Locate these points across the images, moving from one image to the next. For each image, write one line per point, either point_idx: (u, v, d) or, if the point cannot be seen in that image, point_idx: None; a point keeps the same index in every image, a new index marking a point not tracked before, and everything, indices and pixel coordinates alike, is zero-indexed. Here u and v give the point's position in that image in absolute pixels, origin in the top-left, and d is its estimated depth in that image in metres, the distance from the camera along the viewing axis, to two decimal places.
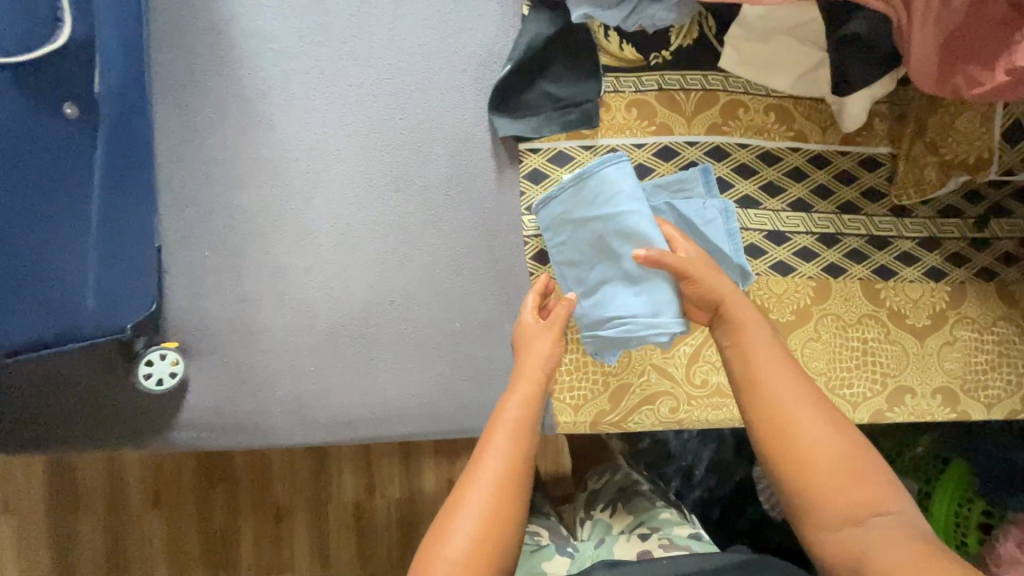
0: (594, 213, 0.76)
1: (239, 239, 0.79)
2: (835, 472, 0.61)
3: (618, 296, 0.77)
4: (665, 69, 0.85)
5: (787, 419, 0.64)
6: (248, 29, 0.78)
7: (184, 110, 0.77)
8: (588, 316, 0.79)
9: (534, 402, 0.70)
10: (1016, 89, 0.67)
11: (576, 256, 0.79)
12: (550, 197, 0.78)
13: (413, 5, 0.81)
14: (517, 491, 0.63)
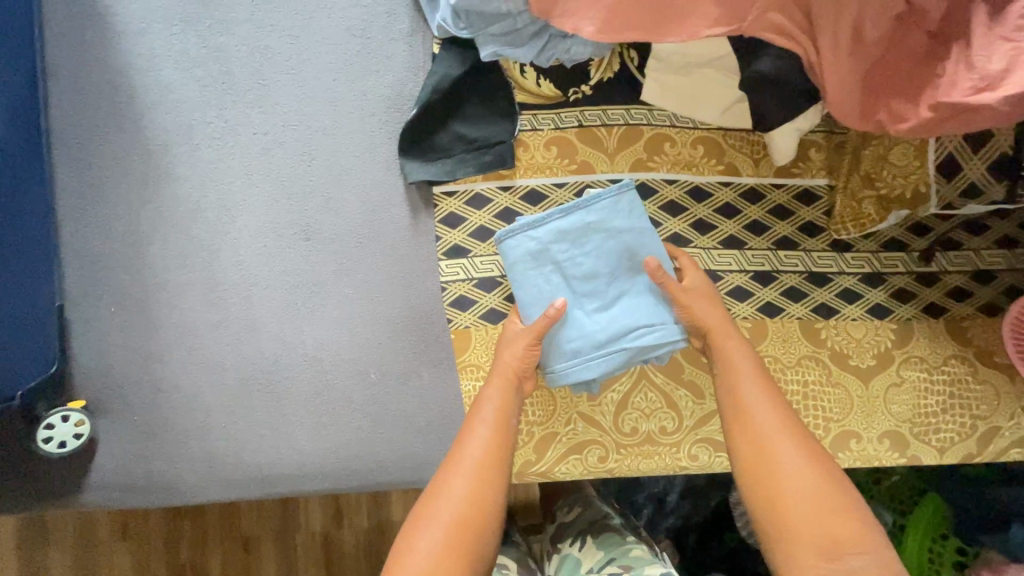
0: (625, 227, 0.73)
1: (146, 293, 0.78)
2: (810, 504, 0.60)
3: (637, 312, 0.72)
4: (585, 105, 0.81)
5: (760, 450, 0.64)
6: (149, 81, 0.77)
7: (89, 167, 0.77)
8: (605, 331, 0.72)
9: (508, 412, 0.70)
10: (943, 127, 0.63)
11: (594, 267, 0.73)
12: (576, 205, 0.72)
13: (318, 50, 0.78)
14: (486, 506, 0.65)
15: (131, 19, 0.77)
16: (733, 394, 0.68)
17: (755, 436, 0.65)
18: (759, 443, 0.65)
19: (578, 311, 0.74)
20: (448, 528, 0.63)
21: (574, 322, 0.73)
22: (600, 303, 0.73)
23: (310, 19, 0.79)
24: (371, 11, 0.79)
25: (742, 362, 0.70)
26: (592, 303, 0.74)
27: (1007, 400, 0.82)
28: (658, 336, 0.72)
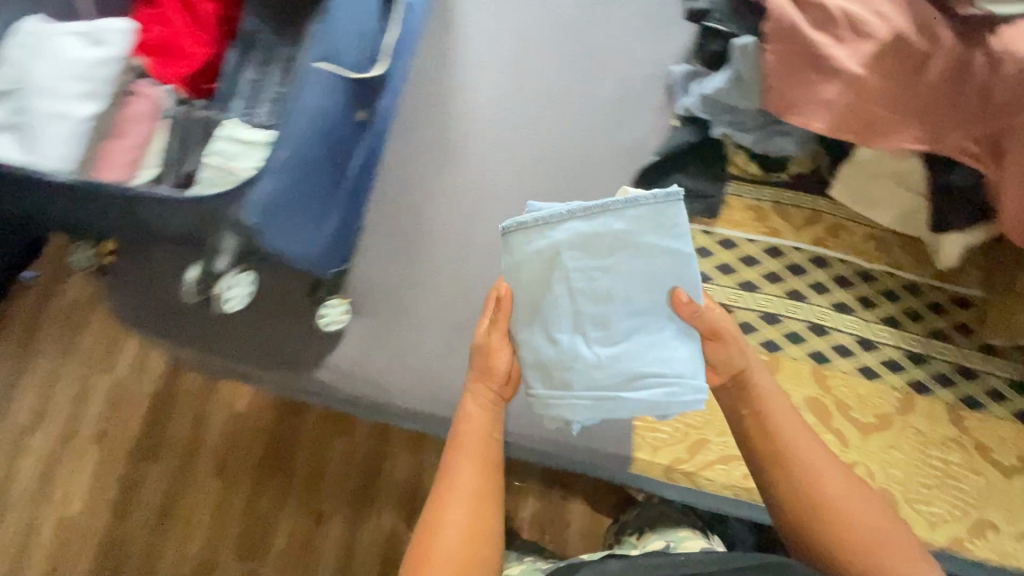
0: (654, 248, 0.72)
1: (417, 235, 1.01)
2: (873, 543, 0.67)
3: (648, 351, 0.74)
4: (782, 187, 1.03)
5: (820, 505, 0.70)
6: (468, 94, 1.07)
7: (408, 138, 1.05)
8: (603, 367, 0.74)
9: (490, 454, 0.78)
10: None
11: (608, 289, 0.73)
12: (601, 213, 0.71)
13: (590, 103, 1.07)
14: (484, 536, 0.71)
15: (468, 53, 1.09)
16: (751, 441, 0.76)
17: (809, 484, 0.71)
18: (808, 494, 0.71)
19: (575, 337, 0.74)
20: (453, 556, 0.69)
21: (573, 350, 0.74)
22: (601, 329, 0.74)
23: (590, 82, 1.08)
24: (634, 87, 1.08)
25: (785, 422, 0.75)
26: (594, 336, 0.74)
27: None
28: (669, 388, 0.74)
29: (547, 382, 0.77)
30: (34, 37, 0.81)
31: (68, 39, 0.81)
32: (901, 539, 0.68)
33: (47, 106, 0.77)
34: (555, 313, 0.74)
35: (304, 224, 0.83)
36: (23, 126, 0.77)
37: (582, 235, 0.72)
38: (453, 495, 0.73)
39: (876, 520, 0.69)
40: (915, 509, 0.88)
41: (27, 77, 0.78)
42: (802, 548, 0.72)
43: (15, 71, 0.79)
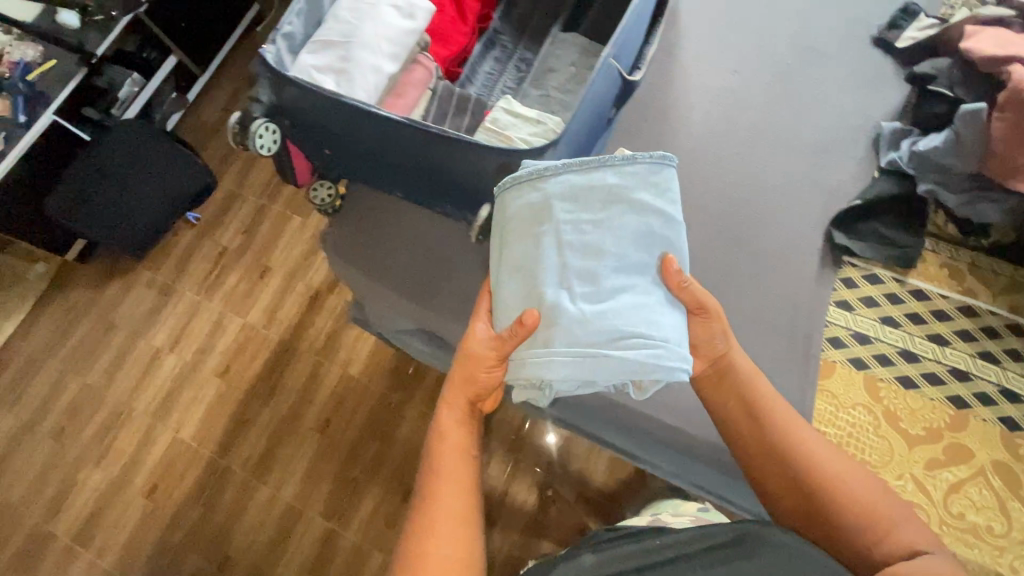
0: (633, 205, 0.80)
1: None
2: (851, 497, 0.74)
3: (631, 312, 0.76)
4: (981, 252, 1.05)
5: (815, 474, 0.76)
6: (682, 115, 1.16)
7: (622, 143, 1.14)
8: (585, 322, 0.76)
9: (467, 453, 0.82)
10: None
11: (587, 239, 0.79)
12: (592, 166, 0.81)
13: (795, 143, 1.14)
14: (457, 474, 0.79)
15: (687, 78, 1.19)
16: (749, 408, 0.81)
17: (786, 450, 0.78)
18: (800, 462, 0.77)
19: (562, 291, 0.78)
20: (448, 506, 0.76)
21: (556, 302, 0.77)
22: (580, 278, 0.78)
23: (797, 125, 1.16)
24: (840, 134, 1.14)
25: (718, 395, 0.85)
26: (582, 291, 0.78)
27: None
28: (652, 350, 0.75)
29: (530, 344, 0.78)
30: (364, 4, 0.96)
31: (390, 10, 0.95)
32: (902, 514, 0.73)
33: (370, 60, 0.91)
34: (547, 273, 0.79)
35: None
36: (348, 72, 0.90)
37: (571, 186, 0.81)
38: (451, 459, 0.80)
39: (857, 485, 0.75)
40: None
41: (356, 32, 0.92)
42: (799, 520, 0.77)
43: (346, 27, 0.93)
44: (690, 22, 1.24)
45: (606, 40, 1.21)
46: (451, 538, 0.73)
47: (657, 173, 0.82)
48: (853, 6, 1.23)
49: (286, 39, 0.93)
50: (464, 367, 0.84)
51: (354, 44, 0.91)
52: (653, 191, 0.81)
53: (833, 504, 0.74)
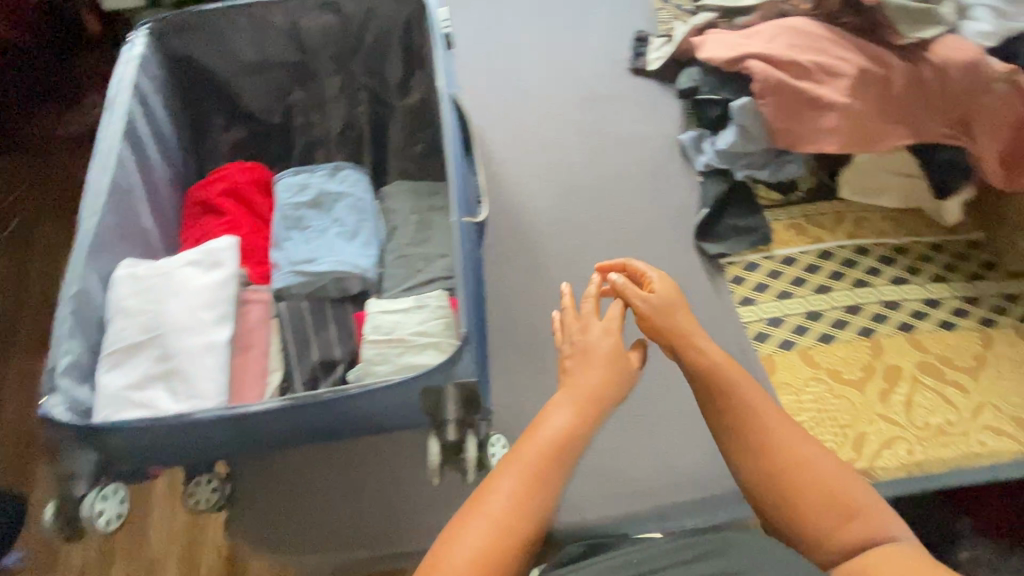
0: (338, 190, 1.03)
1: (541, 345, 1.05)
2: (768, 480, 0.62)
3: (321, 249, 0.97)
4: (804, 201, 1.22)
5: (751, 415, 0.65)
6: (527, 206, 1.17)
7: (491, 262, 1.12)
8: (289, 258, 0.96)
9: (540, 483, 0.61)
10: None
11: (306, 207, 1.01)
12: (303, 169, 1.04)
13: (629, 183, 1.21)
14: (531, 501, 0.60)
15: (513, 173, 1.20)
16: (725, 366, 0.68)
17: (728, 417, 0.66)
18: (740, 408, 0.65)
19: (288, 240, 0.98)
20: (490, 529, 0.58)
21: (276, 258, 0.97)
22: (290, 236, 0.98)
23: (621, 165, 1.23)
24: (656, 158, 1.24)
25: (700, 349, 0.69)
26: (287, 243, 0.98)
27: None
28: (338, 264, 0.95)
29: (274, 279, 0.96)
30: (153, 279, 0.78)
31: (190, 271, 0.80)
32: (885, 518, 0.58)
33: (195, 340, 0.74)
34: (279, 228, 0.99)
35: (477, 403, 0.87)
36: (177, 369, 0.72)
37: (300, 187, 1.02)
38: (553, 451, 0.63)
39: (789, 462, 0.62)
40: None
41: (163, 320, 0.75)
42: (762, 478, 0.62)
43: (146, 319, 0.75)
44: (484, 118, 1.26)
45: (419, 173, 1.18)
46: (498, 516, 0.59)
47: (338, 172, 1.05)
48: (600, 50, 1.36)
49: (71, 370, 0.71)
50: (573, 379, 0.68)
51: (168, 334, 0.74)
52: (341, 180, 1.04)
53: (788, 478, 0.61)
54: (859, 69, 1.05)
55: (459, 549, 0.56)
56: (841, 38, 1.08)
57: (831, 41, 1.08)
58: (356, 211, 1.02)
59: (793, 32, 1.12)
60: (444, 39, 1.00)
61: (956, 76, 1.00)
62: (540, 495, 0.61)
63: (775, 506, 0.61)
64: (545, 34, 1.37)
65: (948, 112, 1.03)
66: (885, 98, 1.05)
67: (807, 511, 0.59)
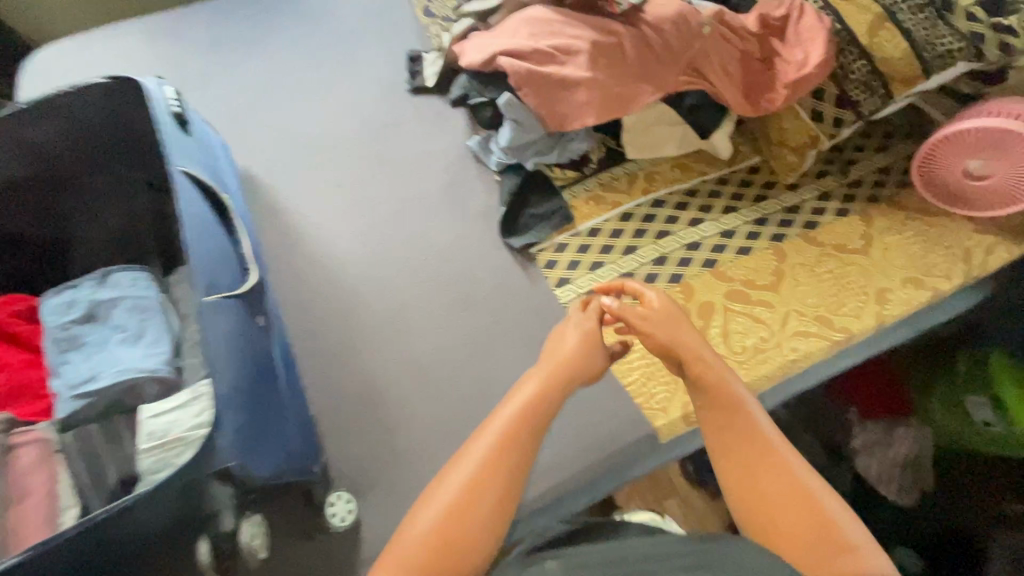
0: (110, 293, 0.98)
1: (373, 386, 1.04)
2: (761, 491, 0.75)
3: (104, 359, 0.92)
4: (598, 172, 1.27)
5: (758, 440, 0.78)
6: (329, 252, 1.16)
7: (304, 320, 1.09)
8: (69, 380, 0.90)
9: (507, 454, 0.77)
10: (796, 93, 1.12)
11: (78, 323, 0.95)
12: (66, 285, 0.98)
13: (429, 201, 1.23)
14: (513, 453, 0.77)
15: (310, 223, 1.19)
16: (724, 378, 0.83)
17: (738, 438, 0.79)
18: (749, 427, 0.79)
19: (64, 362, 0.92)
20: (474, 471, 0.76)
21: (54, 385, 0.91)
22: (66, 357, 0.92)
23: (419, 185, 1.24)
24: (452, 169, 1.26)
25: (698, 371, 0.84)
26: (65, 365, 0.92)
27: (959, 229, 1.17)
28: (124, 370, 0.90)
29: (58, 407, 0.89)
30: None
31: None
32: (865, 552, 0.70)
33: None
34: (51, 353, 0.93)
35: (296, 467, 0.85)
36: None
37: (68, 305, 0.97)
38: (527, 429, 0.80)
39: (789, 490, 0.74)
40: (842, 314, 1.10)
41: None
42: (748, 489, 0.76)
43: None
44: (273, 177, 1.24)
45: None
46: (477, 480, 0.75)
47: (109, 277, 1.00)
48: (377, 81, 1.37)
49: None
50: (552, 363, 0.87)
51: None
52: (112, 285, 0.99)
53: (775, 493, 0.74)
54: (591, 45, 1.11)
55: (441, 503, 0.74)
56: (568, 18, 1.14)
57: (561, 25, 1.14)
58: (136, 309, 0.97)
59: (529, 22, 1.17)
60: (174, 119, 0.97)
61: (669, 32, 1.09)
62: (513, 451, 0.78)
63: (754, 511, 0.75)
64: (321, 78, 1.38)
65: (678, 63, 1.11)
66: (622, 64, 1.11)
67: (784, 524, 0.73)
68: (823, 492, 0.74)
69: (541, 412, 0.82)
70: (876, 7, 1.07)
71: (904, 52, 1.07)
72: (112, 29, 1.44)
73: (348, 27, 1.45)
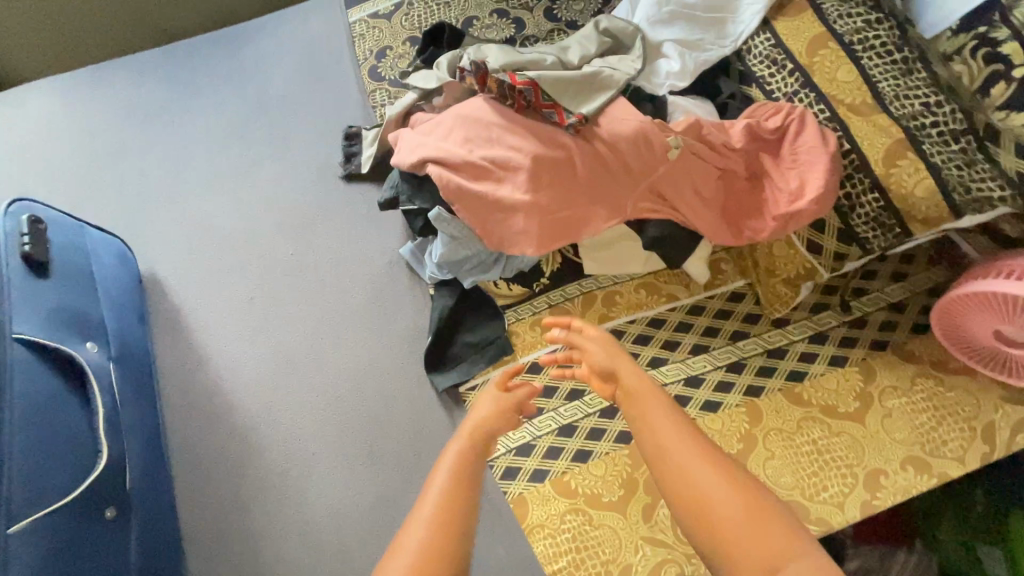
0: None
1: (262, 557, 0.93)
2: (712, 526, 0.65)
3: None
4: (549, 289, 1.09)
5: (690, 443, 0.71)
6: (231, 384, 1.04)
7: (196, 467, 0.99)
8: None
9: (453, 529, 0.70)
10: (788, 226, 0.88)
11: None
12: None
13: (350, 321, 1.08)
14: (457, 522, 0.70)
15: (214, 346, 1.07)
16: (642, 400, 0.77)
17: (662, 451, 0.72)
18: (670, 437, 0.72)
19: None
20: (422, 544, 0.67)
21: None
22: None
23: (342, 300, 1.10)
24: (379, 281, 1.10)
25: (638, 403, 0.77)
26: None
27: (982, 396, 0.95)
28: None
29: None
30: None
31: None
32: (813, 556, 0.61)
33: None
34: None
35: None
36: None
37: None
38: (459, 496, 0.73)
39: (721, 484, 0.67)
40: (820, 501, 0.91)
41: None
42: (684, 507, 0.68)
43: None
44: (181, 285, 1.12)
45: None
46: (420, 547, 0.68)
47: None
48: (310, 162, 1.21)
49: None
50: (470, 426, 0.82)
51: None
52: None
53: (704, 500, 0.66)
54: (532, 161, 0.90)
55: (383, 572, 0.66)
56: (509, 123, 0.93)
57: (501, 130, 0.93)
58: None
59: (466, 121, 0.96)
60: (24, 263, 0.83)
61: (628, 152, 0.89)
62: (456, 526, 0.70)
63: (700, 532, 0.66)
64: (249, 156, 1.22)
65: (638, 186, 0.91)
66: (569, 185, 0.92)
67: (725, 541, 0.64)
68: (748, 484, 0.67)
69: (476, 467, 0.77)
70: (898, 128, 0.83)
71: (929, 191, 0.82)
72: (27, 86, 1.31)
73: (286, 91, 1.28)
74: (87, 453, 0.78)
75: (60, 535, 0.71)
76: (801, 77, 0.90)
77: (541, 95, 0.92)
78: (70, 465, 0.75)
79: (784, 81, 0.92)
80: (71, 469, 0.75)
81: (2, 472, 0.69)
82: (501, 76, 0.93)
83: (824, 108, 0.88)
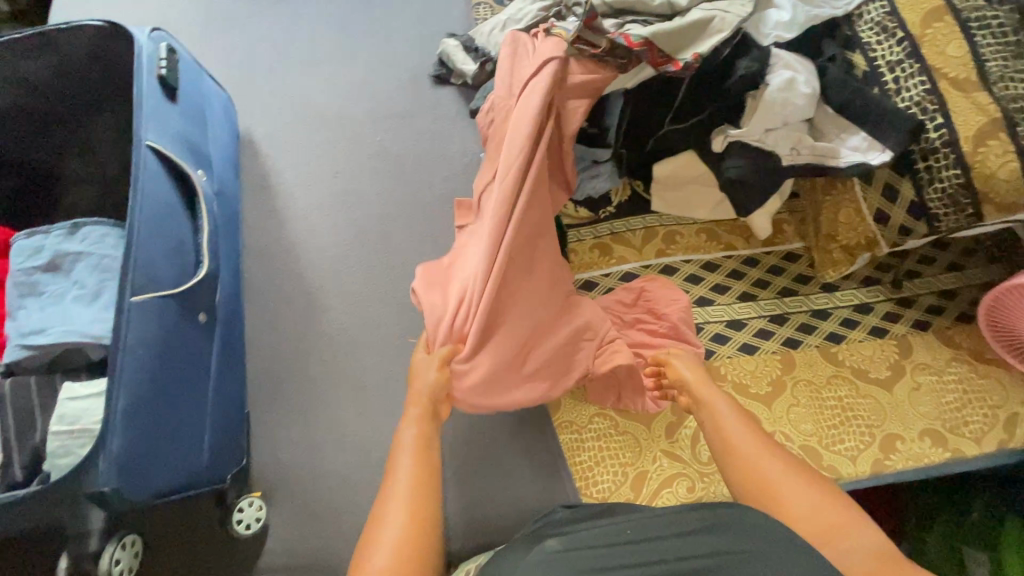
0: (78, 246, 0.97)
1: (313, 398, 1.01)
2: (788, 514, 0.69)
3: (61, 314, 0.91)
4: (613, 218, 1.14)
5: (757, 444, 0.76)
6: (307, 245, 1.12)
7: (266, 310, 1.07)
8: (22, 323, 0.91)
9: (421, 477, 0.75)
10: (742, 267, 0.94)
11: (42, 266, 0.95)
12: (37, 229, 0.98)
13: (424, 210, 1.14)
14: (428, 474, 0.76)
15: (296, 209, 1.14)
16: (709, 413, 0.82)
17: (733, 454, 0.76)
18: (730, 443, 0.77)
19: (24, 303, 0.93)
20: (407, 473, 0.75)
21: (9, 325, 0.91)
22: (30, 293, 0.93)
23: (419, 191, 1.16)
24: (456, 182, 1.17)
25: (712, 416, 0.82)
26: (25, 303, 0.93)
27: (1011, 388, 0.98)
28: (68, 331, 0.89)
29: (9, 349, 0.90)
30: None
31: None
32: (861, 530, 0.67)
33: None
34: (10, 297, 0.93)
35: (220, 455, 0.88)
36: None
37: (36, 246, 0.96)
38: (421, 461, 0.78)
39: (786, 475, 0.72)
40: (836, 451, 0.96)
41: None
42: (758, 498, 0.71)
43: None
44: (271, 149, 1.19)
45: None
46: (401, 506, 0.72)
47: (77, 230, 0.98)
48: (408, 61, 1.26)
49: None
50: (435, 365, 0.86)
51: None
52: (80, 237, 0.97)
53: (777, 494, 0.70)
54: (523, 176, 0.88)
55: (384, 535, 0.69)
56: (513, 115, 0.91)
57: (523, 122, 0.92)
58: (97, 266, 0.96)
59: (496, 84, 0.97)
60: (159, 84, 0.91)
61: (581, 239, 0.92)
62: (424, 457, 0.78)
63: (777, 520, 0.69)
64: (352, 44, 1.27)
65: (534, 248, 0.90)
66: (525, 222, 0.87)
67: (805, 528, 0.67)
68: (802, 471, 0.73)
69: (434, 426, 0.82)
70: (997, 108, 0.86)
71: (1012, 173, 0.85)
72: None
73: None
74: (190, 260, 0.87)
75: (165, 318, 0.80)
76: (910, 47, 0.92)
77: (656, 53, 0.92)
78: (177, 265, 0.84)
79: (890, 50, 0.94)
80: (176, 269, 0.84)
81: (127, 250, 0.77)
82: (616, 36, 0.90)
83: (923, 81, 0.90)
